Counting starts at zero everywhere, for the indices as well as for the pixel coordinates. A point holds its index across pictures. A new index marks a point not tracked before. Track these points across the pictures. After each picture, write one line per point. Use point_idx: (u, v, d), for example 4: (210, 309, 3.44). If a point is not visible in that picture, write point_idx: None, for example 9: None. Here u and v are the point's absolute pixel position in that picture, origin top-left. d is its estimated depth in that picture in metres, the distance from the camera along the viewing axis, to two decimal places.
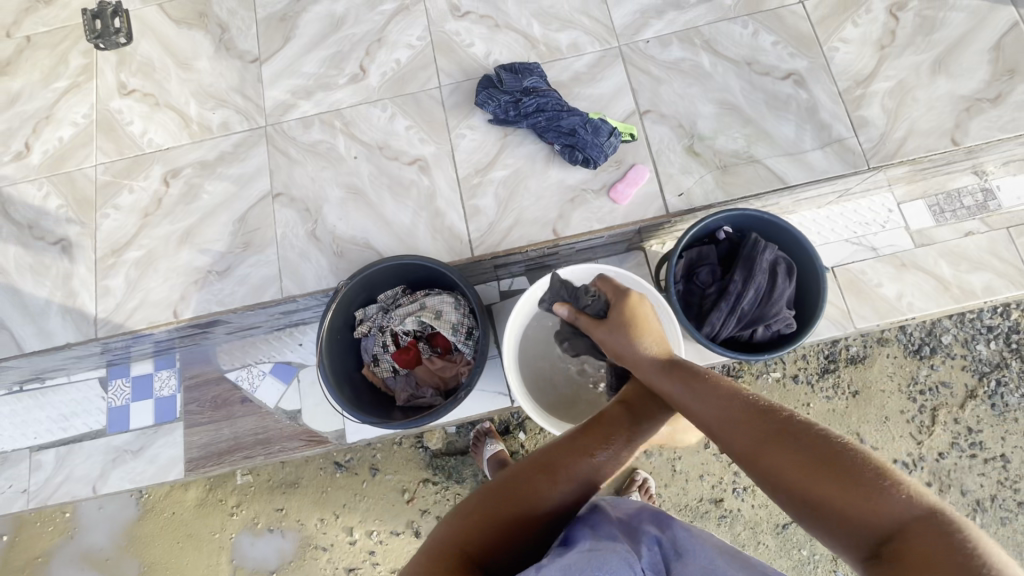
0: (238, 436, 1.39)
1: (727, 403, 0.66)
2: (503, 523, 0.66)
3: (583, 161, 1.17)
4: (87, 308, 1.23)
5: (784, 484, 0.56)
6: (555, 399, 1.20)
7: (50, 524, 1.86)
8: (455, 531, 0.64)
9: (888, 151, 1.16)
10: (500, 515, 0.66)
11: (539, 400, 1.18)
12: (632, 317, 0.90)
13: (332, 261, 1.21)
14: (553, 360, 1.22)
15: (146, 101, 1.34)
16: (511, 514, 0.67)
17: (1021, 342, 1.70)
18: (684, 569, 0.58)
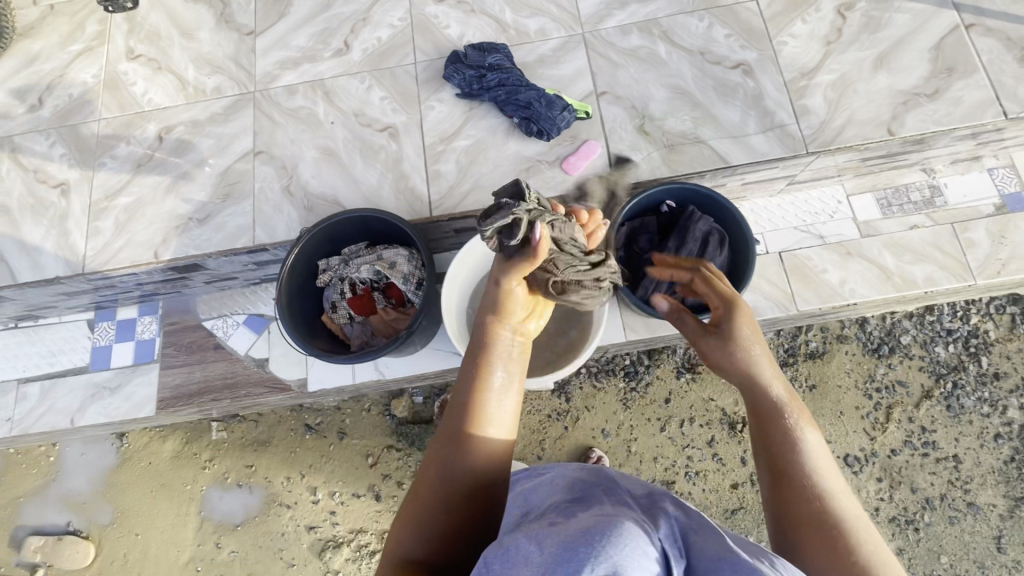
0: (209, 379, 1.48)
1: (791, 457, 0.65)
2: (441, 520, 0.61)
3: (538, 133, 1.27)
4: (78, 246, 1.34)
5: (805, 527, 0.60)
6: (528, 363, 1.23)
7: (35, 465, 1.96)
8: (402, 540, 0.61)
9: (827, 137, 1.23)
10: (437, 511, 0.61)
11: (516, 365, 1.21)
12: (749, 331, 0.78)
13: (303, 215, 1.31)
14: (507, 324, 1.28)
15: (150, 65, 1.47)
16: (441, 506, 0.62)
17: (979, 346, 1.72)
18: (702, 540, 0.61)
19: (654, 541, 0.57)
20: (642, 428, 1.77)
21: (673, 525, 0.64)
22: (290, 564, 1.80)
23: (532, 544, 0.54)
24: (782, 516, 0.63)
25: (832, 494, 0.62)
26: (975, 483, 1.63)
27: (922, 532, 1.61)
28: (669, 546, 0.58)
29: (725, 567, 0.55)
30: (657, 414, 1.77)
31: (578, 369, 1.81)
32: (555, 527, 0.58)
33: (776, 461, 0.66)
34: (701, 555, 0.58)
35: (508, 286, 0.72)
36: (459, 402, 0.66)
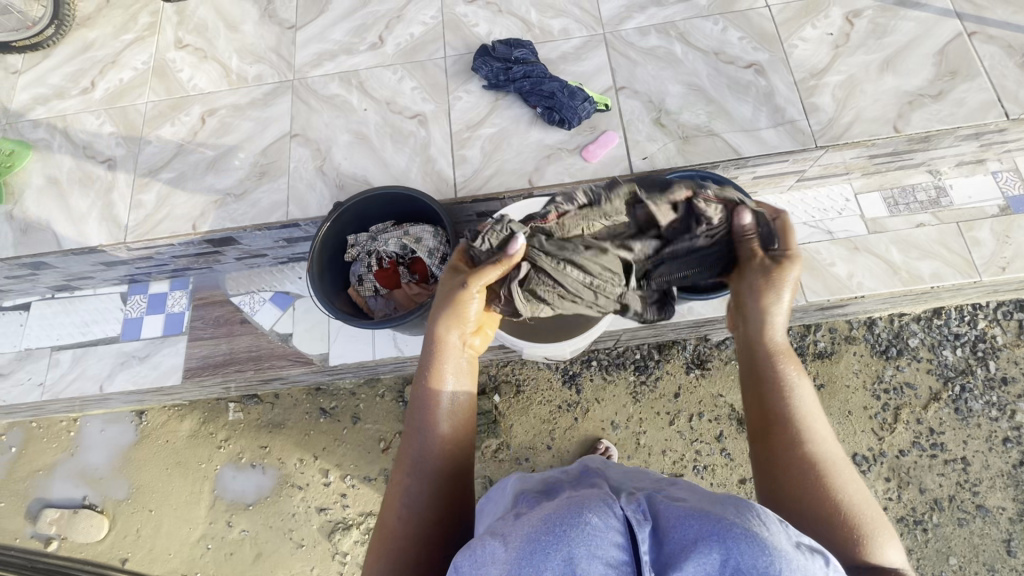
0: (234, 352, 1.53)
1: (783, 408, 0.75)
2: (413, 517, 0.72)
3: (560, 122, 1.34)
4: (121, 216, 1.42)
5: (795, 468, 0.71)
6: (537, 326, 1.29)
7: (56, 440, 2.01)
8: (382, 546, 0.71)
9: (835, 133, 1.29)
10: (408, 513, 0.72)
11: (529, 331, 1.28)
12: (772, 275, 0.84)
13: (334, 193, 1.38)
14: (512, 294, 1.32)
15: (196, 54, 1.57)
16: (422, 513, 0.72)
17: (986, 351, 1.74)
18: (670, 506, 0.54)
19: (614, 509, 0.54)
20: (651, 421, 1.78)
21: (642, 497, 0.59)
22: (299, 544, 1.83)
23: (499, 541, 0.53)
24: (773, 458, 0.74)
25: (817, 441, 0.72)
26: (983, 485, 1.63)
27: (930, 532, 1.61)
28: (633, 512, 0.54)
29: (694, 523, 0.50)
30: (666, 408, 1.79)
31: (589, 361, 1.84)
32: (524, 515, 0.59)
33: (768, 414, 0.76)
34: (669, 516, 0.52)
35: (447, 308, 0.84)
36: (414, 421, 0.78)
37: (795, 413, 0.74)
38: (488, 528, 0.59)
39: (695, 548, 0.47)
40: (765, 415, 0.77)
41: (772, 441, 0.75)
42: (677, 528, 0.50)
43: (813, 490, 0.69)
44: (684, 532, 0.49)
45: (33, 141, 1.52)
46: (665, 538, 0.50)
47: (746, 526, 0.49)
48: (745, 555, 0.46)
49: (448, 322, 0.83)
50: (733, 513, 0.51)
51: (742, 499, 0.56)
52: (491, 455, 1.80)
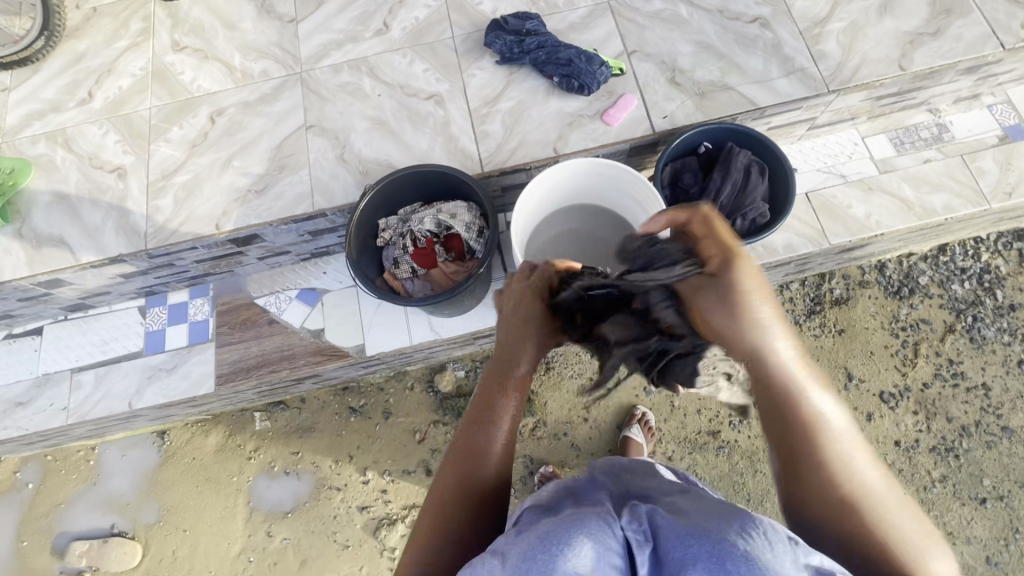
0: (266, 353, 1.50)
1: (807, 443, 0.63)
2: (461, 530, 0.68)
3: (578, 88, 1.35)
4: (138, 224, 1.39)
5: (834, 520, 0.59)
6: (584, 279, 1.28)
7: (75, 471, 1.94)
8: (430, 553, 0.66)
9: (845, 77, 1.34)
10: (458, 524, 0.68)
11: None
12: (737, 283, 0.71)
13: (358, 179, 1.37)
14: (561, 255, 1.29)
15: (196, 55, 1.54)
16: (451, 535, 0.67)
17: (992, 281, 1.81)
18: (671, 529, 0.52)
19: (613, 534, 0.52)
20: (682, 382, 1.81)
21: (643, 509, 0.58)
22: (344, 546, 1.80)
23: (497, 560, 0.55)
24: (810, 506, 0.61)
25: (855, 476, 0.60)
26: (1005, 407, 1.70)
27: (962, 458, 1.67)
28: (633, 534, 0.53)
29: (692, 544, 0.49)
30: None
31: None
32: (529, 531, 0.59)
33: (789, 446, 0.64)
34: (670, 534, 0.51)
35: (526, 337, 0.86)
36: (477, 433, 0.75)
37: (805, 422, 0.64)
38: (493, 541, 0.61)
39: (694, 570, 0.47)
40: (786, 456, 0.64)
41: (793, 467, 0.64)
42: (675, 550, 0.49)
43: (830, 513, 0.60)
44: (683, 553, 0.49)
45: (35, 157, 1.47)
46: (664, 559, 0.49)
47: (746, 541, 0.48)
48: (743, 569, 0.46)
49: (526, 344, 0.84)
50: (734, 527, 0.50)
51: (739, 507, 0.54)
52: (529, 434, 1.81)
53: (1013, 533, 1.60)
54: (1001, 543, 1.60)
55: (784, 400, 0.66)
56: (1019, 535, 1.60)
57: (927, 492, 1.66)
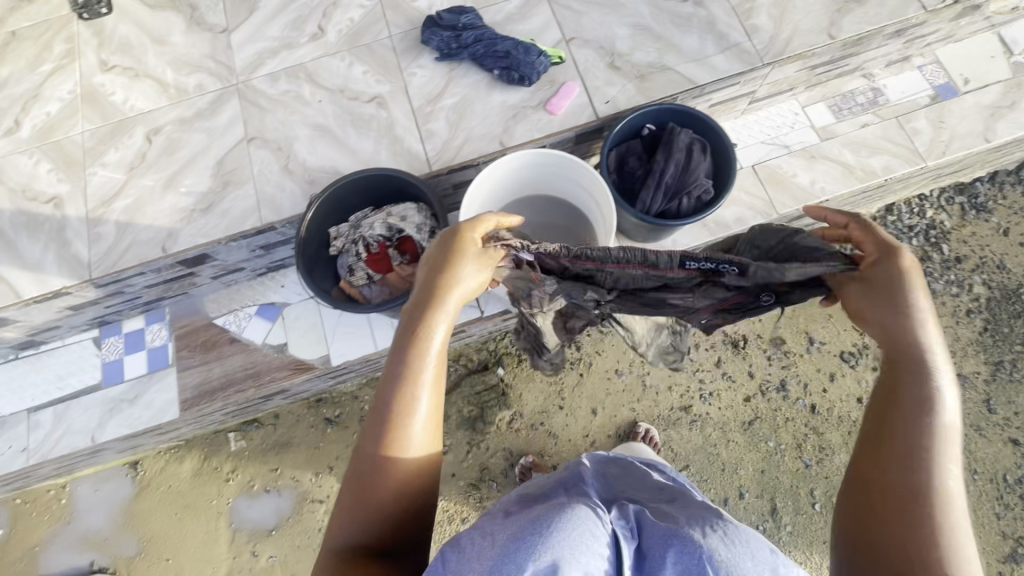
0: (229, 373, 1.48)
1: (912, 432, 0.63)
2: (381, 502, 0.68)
3: (519, 79, 1.35)
4: (81, 254, 1.35)
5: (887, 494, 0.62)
6: None
7: (47, 511, 1.89)
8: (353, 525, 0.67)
9: (778, 49, 1.36)
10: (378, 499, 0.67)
11: None
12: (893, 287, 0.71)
13: (305, 189, 1.35)
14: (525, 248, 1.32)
15: (126, 74, 1.48)
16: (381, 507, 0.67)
17: (938, 236, 1.88)
18: (653, 530, 0.67)
19: (605, 526, 0.66)
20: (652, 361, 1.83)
21: (631, 510, 0.73)
22: None
23: (485, 540, 0.62)
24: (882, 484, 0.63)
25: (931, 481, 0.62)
26: (958, 355, 1.78)
27: None
28: (621, 529, 0.67)
29: (668, 538, 0.64)
30: None
31: None
32: (517, 516, 0.70)
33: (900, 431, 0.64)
34: (651, 534, 0.66)
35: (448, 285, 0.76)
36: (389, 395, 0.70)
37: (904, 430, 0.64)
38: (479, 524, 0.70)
39: (670, 559, 0.61)
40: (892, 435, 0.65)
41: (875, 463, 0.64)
42: (654, 542, 0.64)
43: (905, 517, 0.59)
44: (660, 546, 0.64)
45: None
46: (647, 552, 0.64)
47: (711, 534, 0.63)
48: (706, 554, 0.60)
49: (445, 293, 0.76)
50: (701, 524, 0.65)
51: (715, 512, 0.69)
52: (506, 427, 1.82)
53: (972, 474, 1.68)
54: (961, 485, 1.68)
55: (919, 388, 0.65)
56: (977, 475, 1.68)
57: None
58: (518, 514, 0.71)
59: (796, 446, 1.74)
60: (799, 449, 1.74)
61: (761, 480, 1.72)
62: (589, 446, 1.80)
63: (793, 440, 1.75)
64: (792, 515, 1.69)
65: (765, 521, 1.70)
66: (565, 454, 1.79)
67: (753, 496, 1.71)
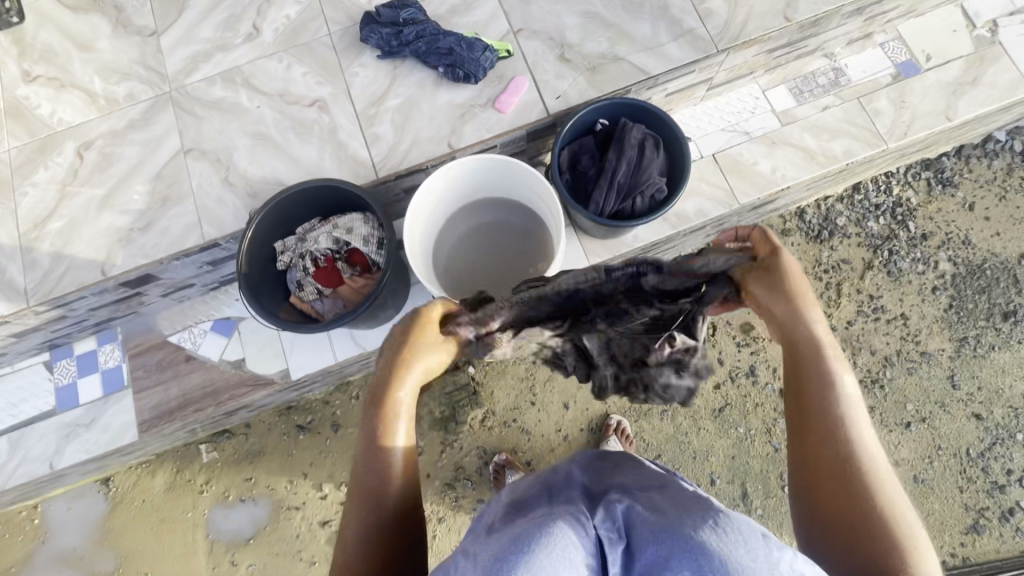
0: (187, 392, 1.45)
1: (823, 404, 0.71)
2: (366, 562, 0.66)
3: (465, 77, 1.29)
4: (17, 280, 1.29)
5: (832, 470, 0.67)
6: (507, 267, 1.25)
7: (21, 532, 1.87)
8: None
9: (733, 34, 1.31)
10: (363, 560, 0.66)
11: (502, 276, 1.23)
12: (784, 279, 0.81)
13: (248, 202, 1.30)
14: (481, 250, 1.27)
15: (52, 84, 1.40)
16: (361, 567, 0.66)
17: (905, 213, 1.86)
18: (641, 528, 0.63)
19: (588, 533, 0.63)
20: None
21: (617, 507, 0.69)
22: (311, 562, 1.81)
23: (467, 564, 0.60)
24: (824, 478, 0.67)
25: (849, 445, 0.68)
26: (924, 334, 1.79)
27: (887, 387, 1.76)
28: (605, 533, 0.64)
29: (666, 542, 0.58)
30: None
31: None
32: (501, 531, 0.67)
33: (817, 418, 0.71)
34: (638, 534, 0.62)
35: (403, 361, 0.79)
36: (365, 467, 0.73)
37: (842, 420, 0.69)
38: (464, 543, 0.68)
39: (673, 566, 0.57)
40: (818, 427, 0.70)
41: (804, 442, 0.70)
42: (650, 547, 0.59)
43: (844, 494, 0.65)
44: (659, 551, 0.58)
45: None
46: (636, 554, 0.60)
47: (716, 536, 0.56)
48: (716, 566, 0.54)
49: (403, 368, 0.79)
50: (705, 522, 0.58)
51: (714, 503, 0.62)
52: (479, 425, 1.81)
53: (937, 449, 1.71)
54: (926, 461, 1.71)
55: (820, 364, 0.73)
56: (941, 451, 1.71)
57: None
58: (502, 529, 0.69)
59: (766, 431, 1.76)
60: (768, 433, 1.75)
61: (732, 466, 1.74)
62: (562, 440, 1.80)
63: (763, 425, 1.76)
64: (762, 498, 1.72)
65: (737, 506, 1.73)
66: (539, 450, 1.80)
67: (724, 482, 1.74)
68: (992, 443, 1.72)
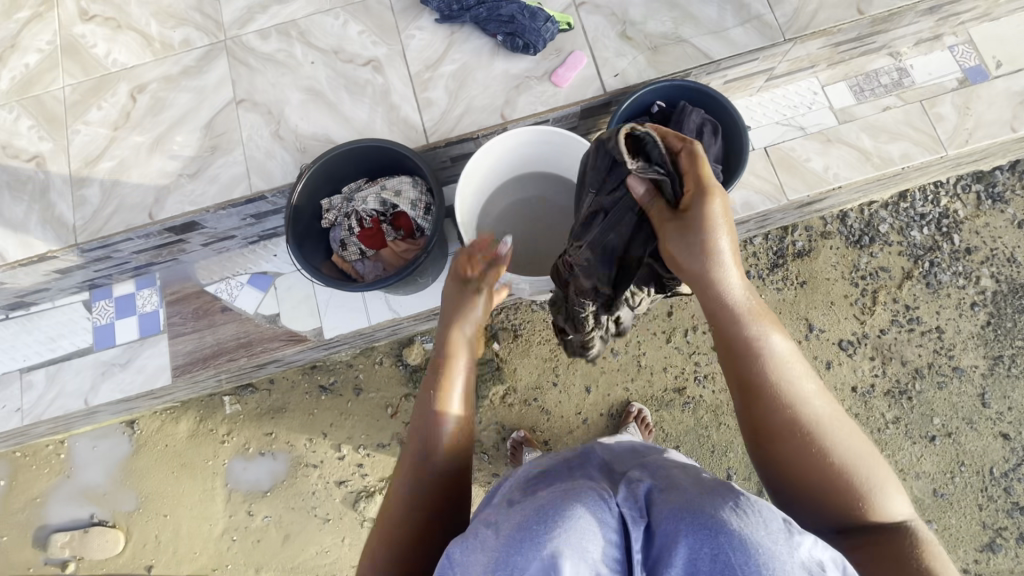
0: (221, 342, 1.47)
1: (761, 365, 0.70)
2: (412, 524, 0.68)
3: (524, 47, 1.27)
4: (66, 216, 1.31)
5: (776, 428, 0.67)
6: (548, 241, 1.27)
7: (46, 465, 1.92)
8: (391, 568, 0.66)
9: (802, 23, 1.28)
10: (410, 519, 0.69)
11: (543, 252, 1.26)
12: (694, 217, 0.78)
13: (297, 157, 1.30)
14: (524, 225, 1.28)
15: (108, 25, 1.40)
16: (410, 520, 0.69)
17: (950, 226, 1.82)
18: (663, 503, 0.60)
19: (611, 509, 0.60)
20: (649, 342, 1.82)
21: (641, 486, 0.66)
22: (325, 519, 1.85)
23: (490, 531, 0.62)
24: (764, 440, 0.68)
25: (801, 401, 0.68)
26: (957, 348, 1.76)
27: (914, 399, 1.74)
28: (629, 510, 0.60)
29: (683, 518, 0.56)
30: (662, 327, 1.82)
31: None
32: (522, 501, 0.68)
33: (749, 382, 0.70)
34: (659, 511, 0.59)
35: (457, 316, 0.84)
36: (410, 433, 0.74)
37: (772, 377, 0.69)
38: (483, 515, 0.68)
39: (688, 540, 0.54)
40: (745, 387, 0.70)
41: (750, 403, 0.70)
42: (669, 523, 0.56)
43: (799, 454, 0.65)
44: (677, 527, 0.55)
45: None
46: (654, 529, 0.57)
47: (740, 517, 0.53)
48: (737, 546, 0.51)
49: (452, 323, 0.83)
50: (727, 504, 0.56)
51: (732, 488, 0.60)
52: (500, 401, 1.82)
53: (959, 465, 1.70)
54: (948, 476, 1.70)
55: (741, 336, 0.72)
56: (964, 467, 1.70)
57: (881, 434, 1.73)
58: (525, 499, 0.69)
59: None
60: None
61: (750, 464, 1.74)
62: (581, 423, 1.81)
63: None
64: None
65: None
66: (557, 430, 1.80)
67: (740, 478, 1.74)
68: (1017, 464, 1.70)
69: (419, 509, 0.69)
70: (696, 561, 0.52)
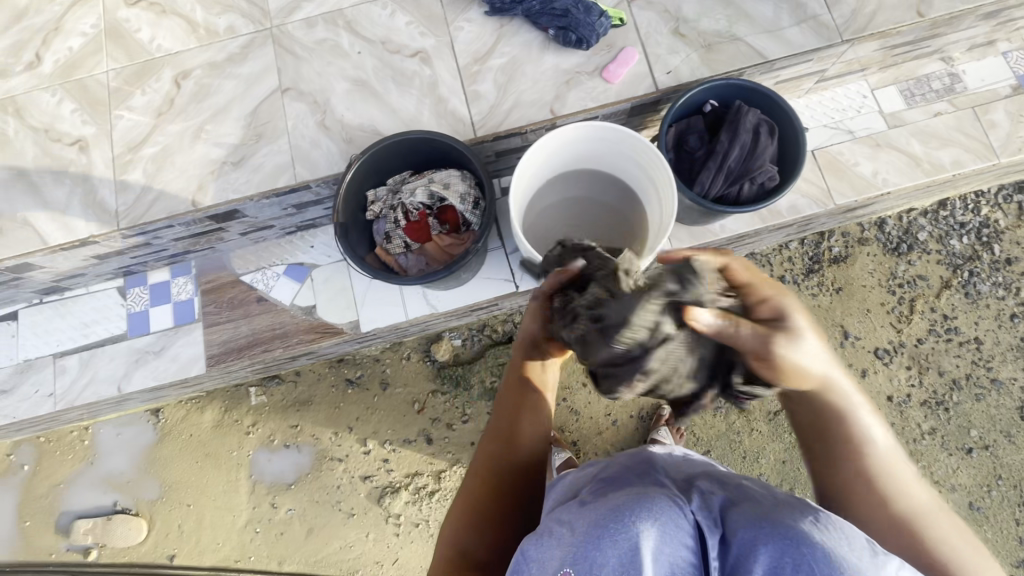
0: (256, 332, 1.45)
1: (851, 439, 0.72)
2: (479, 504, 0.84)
3: (577, 42, 1.25)
4: (108, 201, 1.30)
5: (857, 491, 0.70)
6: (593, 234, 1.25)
7: (70, 452, 1.92)
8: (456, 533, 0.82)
9: (860, 25, 1.25)
10: (481, 500, 0.85)
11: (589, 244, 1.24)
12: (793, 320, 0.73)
13: (342, 148, 1.28)
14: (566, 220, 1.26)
15: (153, 9, 1.39)
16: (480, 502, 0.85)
17: (991, 235, 1.79)
18: (738, 513, 0.59)
19: (684, 514, 0.58)
20: None
21: (711, 495, 0.64)
22: (349, 514, 1.83)
23: (564, 529, 0.60)
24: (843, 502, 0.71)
25: (894, 480, 0.69)
26: (996, 360, 1.73)
27: (951, 410, 1.71)
28: (702, 518, 0.59)
29: (763, 527, 0.55)
30: None
31: None
32: (590, 503, 0.66)
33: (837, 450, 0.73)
34: (734, 521, 0.57)
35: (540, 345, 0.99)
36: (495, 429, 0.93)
37: (867, 453, 0.71)
38: (552, 517, 0.66)
39: (770, 550, 0.53)
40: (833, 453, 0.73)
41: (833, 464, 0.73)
42: (746, 531, 0.55)
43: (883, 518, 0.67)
44: (757, 536, 0.54)
45: None
46: (730, 537, 0.56)
47: (820, 531, 0.53)
48: (820, 558, 0.51)
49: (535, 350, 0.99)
50: (806, 517, 0.56)
51: (808, 500, 0.60)
52: None
53: (996, 479, 1.67)
54: (984, 489, 1.67)
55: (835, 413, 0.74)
56: (1001, 481, 1.67)
57: (916, 445, 1.70)
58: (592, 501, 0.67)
59: None
60: None
61: (781, 471, 1.72)
62: (610, 425, 1.79)
63: None
64: None
65: None
66: (585, 431, 1.78)
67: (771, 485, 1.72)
68: None
69: (489, 494, 0.85)
70: (778, 569, 0.51)
